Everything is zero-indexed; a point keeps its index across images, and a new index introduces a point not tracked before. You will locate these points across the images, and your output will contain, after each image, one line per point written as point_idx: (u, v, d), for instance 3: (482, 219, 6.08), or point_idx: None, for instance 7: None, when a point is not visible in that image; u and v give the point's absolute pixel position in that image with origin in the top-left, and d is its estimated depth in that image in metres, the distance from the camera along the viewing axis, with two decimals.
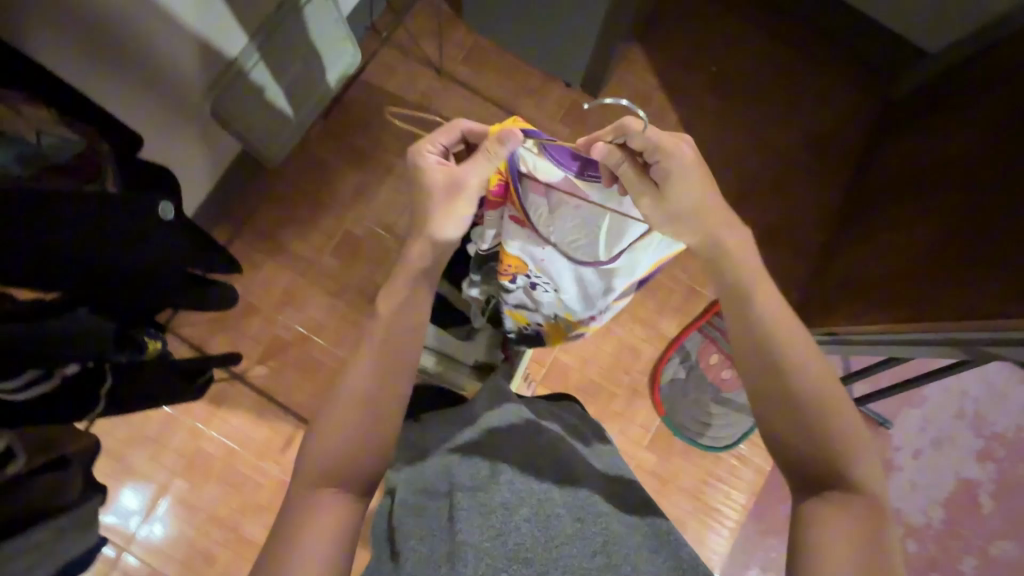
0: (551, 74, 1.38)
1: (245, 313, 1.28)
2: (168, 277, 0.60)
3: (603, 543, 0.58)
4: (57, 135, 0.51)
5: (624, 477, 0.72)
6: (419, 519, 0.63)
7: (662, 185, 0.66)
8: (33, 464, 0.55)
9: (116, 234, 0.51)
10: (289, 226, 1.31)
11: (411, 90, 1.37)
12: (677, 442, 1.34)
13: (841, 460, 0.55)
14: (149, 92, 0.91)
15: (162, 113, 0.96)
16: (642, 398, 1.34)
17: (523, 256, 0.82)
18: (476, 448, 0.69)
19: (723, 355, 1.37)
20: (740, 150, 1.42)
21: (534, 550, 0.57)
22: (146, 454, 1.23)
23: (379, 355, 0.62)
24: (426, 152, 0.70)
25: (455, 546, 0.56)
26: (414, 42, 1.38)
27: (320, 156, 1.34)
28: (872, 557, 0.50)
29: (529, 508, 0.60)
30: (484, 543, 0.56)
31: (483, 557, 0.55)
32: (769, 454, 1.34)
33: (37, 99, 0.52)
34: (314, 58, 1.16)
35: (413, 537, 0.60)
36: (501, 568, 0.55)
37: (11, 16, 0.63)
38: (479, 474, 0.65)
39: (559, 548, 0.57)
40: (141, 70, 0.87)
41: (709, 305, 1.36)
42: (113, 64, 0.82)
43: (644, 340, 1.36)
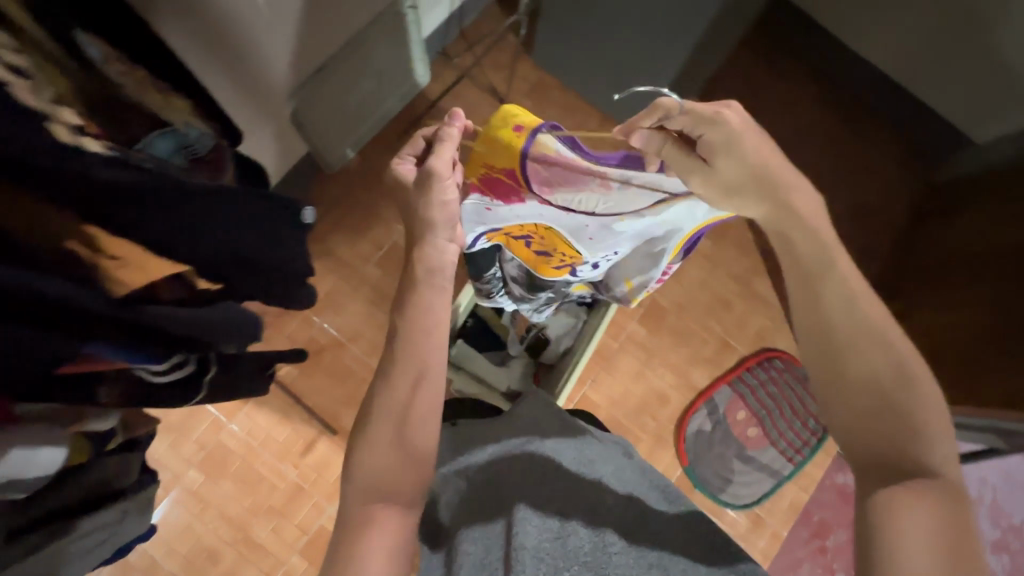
0: (610, 117, 1.42)
1: (284, 312, 1.28)
2: (292, 270, 0.59)
3: (655, 560, 0.61)
4: (197, 129, 0.54)
5: (675, 502, 0.73)
6: (477, 526, 0.67)
7: (711, 162, 0.57)
8: (108, 442, 0.56)
9: (257, 229, 0.50)
10: (338, 232, 1.33)
11: (472, 115, 1.40)
12: (695, 495, 1.33)
13: (911, 443, 0.52)
14: (238, 88, 0.94)
15: (244, 108, 0.99)
16: (665, 446, 1.34)
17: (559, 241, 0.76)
18: (523, 460, 0.74)
19: (749, 412, 1.37)
20: None
21: (590, 555, 0.60)
22: (167, 441, 1.22)
23: (430, 363, 0.66)
24: (399, 162, 0.70)
25: (513, 549, 0.60)
26: (481, 70, 1.42)
27: (377, 168, 1.37)
28: (958, 541, 0.45)
29: (581, 518, 0.64)
30: (543, 545, 0.60)
31: (543, 559, 0.59)
32: (785, 519, 1.32)
33: (172, 91, 0.55)
34: (387, 77, 1.19)
35: (473, 543, 0.64)
36: (561, 569, 0.58)
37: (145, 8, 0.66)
38: (530, 482, 0.70)
39: (612, 554, 0.60)
40: (238, 68, 0.91)
41: (740, 361, 1.37)
42: (215, 58, 0.86)
43: (672, 388, 1.35)
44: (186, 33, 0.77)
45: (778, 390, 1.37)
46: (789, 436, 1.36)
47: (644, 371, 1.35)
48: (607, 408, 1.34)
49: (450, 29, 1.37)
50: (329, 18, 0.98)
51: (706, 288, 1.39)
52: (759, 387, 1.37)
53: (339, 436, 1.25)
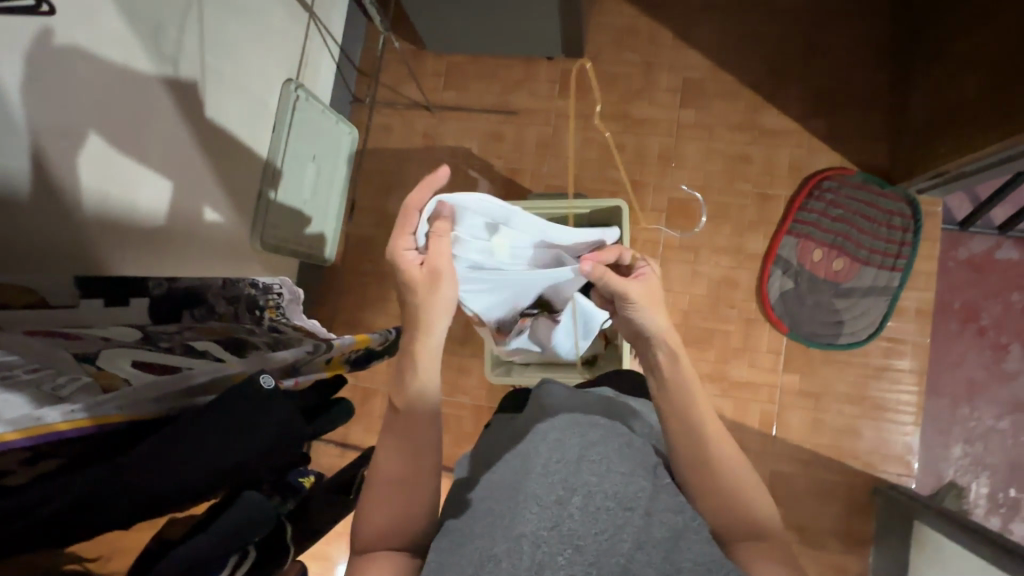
0: (530, 56, 1.37)
1: (364, 398, 1.36)
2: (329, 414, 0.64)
3: (609, 556, 0.43)
4: (221, 352, 0.62)
5: (693, 543, 0.45)
6: (487, 516, 0.47)
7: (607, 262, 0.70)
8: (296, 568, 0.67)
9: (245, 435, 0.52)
10: (367, 308, 1.38)
11: (414, 135, 1.42)
12: (814, 352, 1.26)
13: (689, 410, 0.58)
14: (197, 251, 0.97)
15: (209, 259, 1.01)
16: (760, 325, 1.27)
17: (105, 356, 0.51)
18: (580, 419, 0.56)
19: (825, 247, 1.25)
20: (752, 38, 1.33)
21: (585, 538, 0.44)
22: (342, 549, 1.32)
23: None
24: (404, 250, 0.64)
25: (511, 545, 0.43)
26: (395, 92, 1.42)
27: (361, 230, 1.41)
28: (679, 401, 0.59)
29: (584, 532, 0.44)
30: (545, 534, 0.44)
31: (538, 557, 0.43)
32: (919, 327, 1.25)
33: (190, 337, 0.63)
34: (298, 131, 1.18)
35: (476, 533, 0.46)
36: (555, 556, 0.43)
37: (100, 244, 0.76)
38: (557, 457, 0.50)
39: (574, 549, 0.43)
40: (187, 240, 0.94)
41: (789, 203, 1.27)
42: (164, 244, 0.89)
43: (736, 268, 1.28)
44: (136, 260, 0.83)
45: (845, 206, 1.24)
46: (882, 247, 1.23)
47: (700, 269, 1.29)
48: (687, 320, 1.28)
49: (346, 76, 1.39)
50: (236, 128, 1.02)
51: (714, 156, 1.31)
52: (822, 217, 1.25)
53: None
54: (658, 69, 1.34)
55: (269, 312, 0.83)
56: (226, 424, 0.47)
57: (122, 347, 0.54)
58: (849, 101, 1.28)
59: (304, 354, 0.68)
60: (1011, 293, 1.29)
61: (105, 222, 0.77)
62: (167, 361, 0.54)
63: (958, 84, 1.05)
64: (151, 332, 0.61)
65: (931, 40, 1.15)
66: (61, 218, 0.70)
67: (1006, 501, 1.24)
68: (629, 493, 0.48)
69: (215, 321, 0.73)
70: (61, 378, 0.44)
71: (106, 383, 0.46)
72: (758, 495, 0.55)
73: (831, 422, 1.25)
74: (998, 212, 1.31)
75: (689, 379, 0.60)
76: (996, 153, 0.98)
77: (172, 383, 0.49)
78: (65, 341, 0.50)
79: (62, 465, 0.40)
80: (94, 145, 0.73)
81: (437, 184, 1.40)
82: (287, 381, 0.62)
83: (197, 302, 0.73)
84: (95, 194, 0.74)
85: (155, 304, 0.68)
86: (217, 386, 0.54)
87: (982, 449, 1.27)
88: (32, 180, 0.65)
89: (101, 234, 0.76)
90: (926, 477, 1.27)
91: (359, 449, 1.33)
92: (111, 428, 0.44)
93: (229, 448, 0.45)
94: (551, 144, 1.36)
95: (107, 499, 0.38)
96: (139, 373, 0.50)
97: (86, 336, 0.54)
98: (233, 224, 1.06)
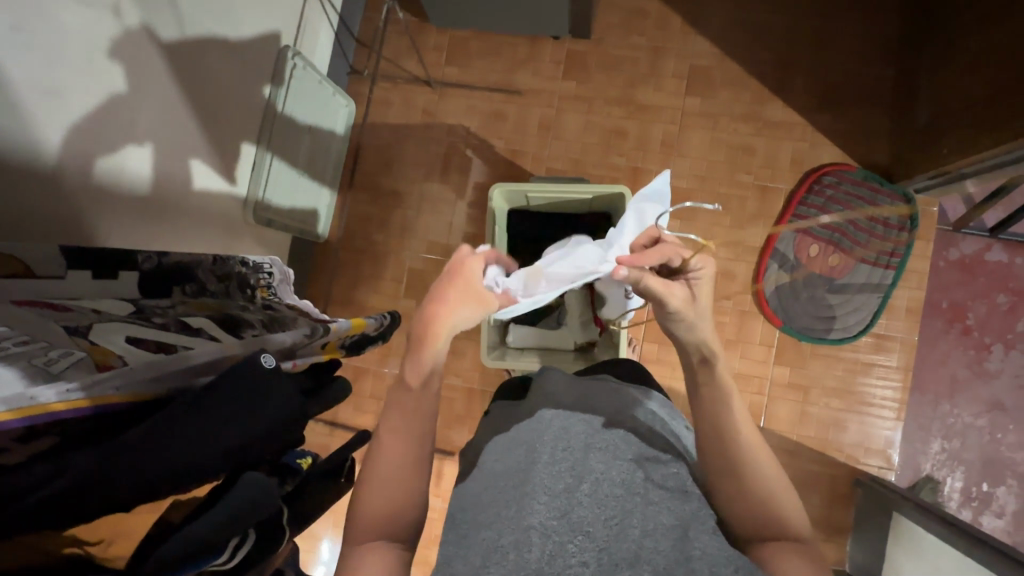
0: (536, 34, 1.34)
1: (355, 377, 1.34)
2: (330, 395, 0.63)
3: (617, 545, 0.43)
4: (218, 330, 0.60)
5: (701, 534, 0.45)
6: (496, 505, 0.47)
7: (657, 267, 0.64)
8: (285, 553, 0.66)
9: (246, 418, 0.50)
10: (361, 287, 1.36)
11: (413, 111, 1.38)
12: (806, 346, 1.27)
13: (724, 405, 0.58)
14: (188, 223, 0.94)
15: (202, 232, 0.97)
16: (754, 318, 1.28)
17: (98, 332, 0.50)
18: (587, 409, 0.55)
19: (822, 243, 1.26)
20: (762, 27, 1.31)
21: (596, 527, 0.44)
22: (329, 526, 1.31)
23: None
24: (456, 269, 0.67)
25: (521, 534, 0.43)
26: (395, 65, 1.38)
27: (356, 207, 1.38)
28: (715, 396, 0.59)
29: (593, 522, 0.44)
30: (554, 523, 0.44)
31: (548, 546, 0.42)
32: (908, 324, 1.27)
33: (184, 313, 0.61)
34: (294, 102, 1.14)
35: (484, 524, 0.46)
36: (565, 544, 0.42)
37: (90, 214, 0.73)
38: (566, 445, 0.50)
39: (583, 538, 0.43)
40: (178, 212, 0.91)
41: (789, 197, 1.27)
42: (155, 215, 0.86)
43: (733, 260, 1.28)
44: (126, 232, 0.80)
45: (844, 203, 1.24)
46: (877, 245, 1.24)
47: None
48: None
49: (344, 46, 1.34)
50: (231, 95, 0.98)
51: (717, 146, 1.30)
52: (821, 212, 1.25)
53: (457, 454, 1.28)
54: (665, 54, 1.32)
55: (260, 291, 0.80)
56: (226, 405, 0.45)
57: (114, 321, 0.53)
58: (854, 97, 1.27)
59: (302, 337, 0.66)
60: (998, 294, 1.31)
61: (93, 188, 0.73)
62: (162, 337, 0.53)
63: (964, 85, 1.05)
64: (144, 306, 0.59)
65: (940, 39, 1.15)
66: (49, 185, 0.67)
67: (978, 495, 1.28)
68: (636, 479, 0.47)
69: (208, 297, 0.71)
70: (54, 352, 0.44)
71: (99, 358, 0.46)
72: (787, 494, 0.55)
73: (817, 414, 1.27)
74: (991, 214, 1.33)
75: (719, 380, 0.60)
76: (998, 156, 0.99)
77: (167, 364, 0.48)
78: (55, 315, 0.49)
79: (57, 444, 0.39)
80: (85, 106, 0.69)
81: (435, 162, 1.37)
82: (286, 363, 0.61)
83: (188, 278, 0.71)
84: (85, 161, 0.71)
85: (147, 278, 0.65)
86: (214, 367, 0.52)
87: (960, 444, 1.30)
88: (19, 142, 0.62)
89: (90, 201, 0.73)
90: (905, 470, 1.30)
91: (349, 429, 1.32)
92: (109, 409, 0.43)
93: (234, 427, 0.45)
94: (554, 126, 1.34)
95: (106, 481, 0.37)
96: (133, 352, 0.49)
97: (77, 308, 0.52)
98: (226, 195, 1.03)
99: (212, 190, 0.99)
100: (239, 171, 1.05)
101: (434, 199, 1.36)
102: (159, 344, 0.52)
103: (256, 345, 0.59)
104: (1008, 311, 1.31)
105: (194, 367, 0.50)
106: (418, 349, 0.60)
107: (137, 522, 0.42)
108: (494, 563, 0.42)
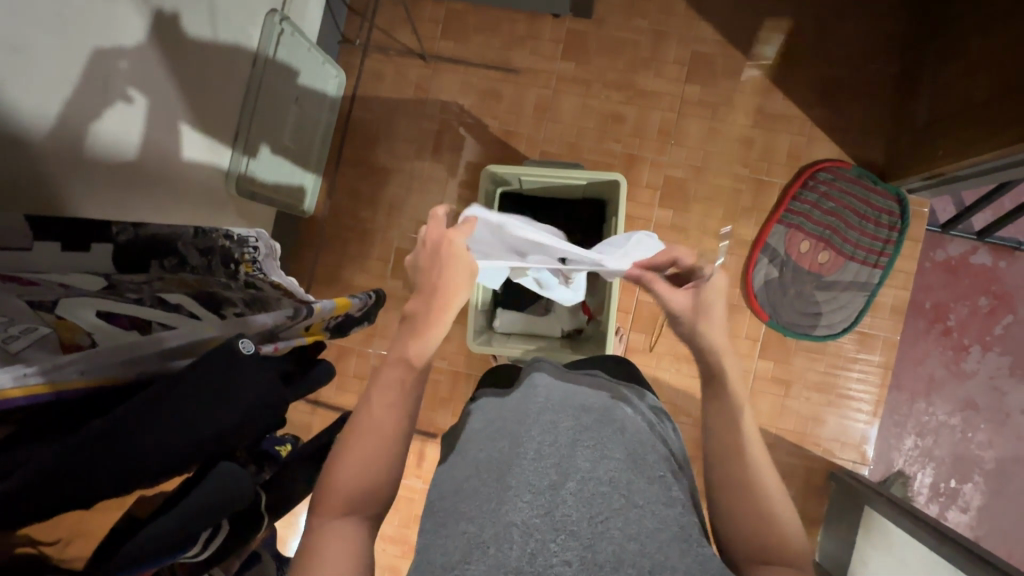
0: (536, 11, 1.29)
1: (338, 357, 1.32)
2: (308, 381, 0.61)
3: (601, 545, 0.42)
4: (197, 308, 0.57)
5: (685, 539, 0.45)
6: (477, 498, 0.46)
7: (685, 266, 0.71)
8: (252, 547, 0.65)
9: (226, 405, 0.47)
10: (347, 265, 1.33)
11: (406, 85, 1.33)
12: (790, 341, 1.28)
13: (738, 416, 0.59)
14: (167, 194, 0.90)
15: (181, 204, 0.93)
16: (741, 311, 1.28)
17: (69, 304, 0.48)
18: (574, 403, 0.55)
19: (813, 239, 1.26)
20: (767, 15, 1.28)
21: (580, 524, 0.43)
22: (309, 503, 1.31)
23: None
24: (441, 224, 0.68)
25: (502, 529, 0.42)
26: (388, 35, 1.33)
27: (344, 182, 1.34)
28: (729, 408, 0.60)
29: (577, 519, 0.43)
30: (537, 520, 0.43)
31: (531, 543, 0.41)
32: (892, 324, 1.29)
33: (160, 288, 0.59)
34: (282, 70, 1.09)
35: (463, 516, 0.45)
36: (548, 542, 0.42)
37: (62, 181, 0.70)
38: (551, 441, 0.49)
39: (566, 536, 0.42)
40: (156, 182, 0.87)
41: (783, 192, 1.27)
42: (132, 186, 0.82)
43: (724, 253, 1.28)
44: (101, 201, 0.77)
45: (838, 199, 1.24)
46: (867, 244, 1.24)
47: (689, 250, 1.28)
48: None
49: (336, 13, 1.29)
50: (213, 60, 0.93)
51: (715, 136, 1.28)
52: (814, 208, 1.25)
53: (440, 436, 1.28)
54: (668, 38, 1.28)
55: (244, 266, 0.77)
56: (199, 396, 0.43)
57: (86, 295, 0.50)
58: (854, 92, 1.26)
59: (284, 319, 0.63)
60: (981, 296, 1.33)
61: (64, 154, 0.69)
62: (137, 313, 0.51)
63: (965, 87, 1.04)
64: (117, 281, 0.57)
65: (944, 37, 1.13)
66: (15, 149, 0.63)
67: (946, 491, 1.32)
68: (623, 480, 0.47)
69: (187, 271, 0.68)
70: (16, 329, 0.42)
71: (66, 336, 0.44)
72: (783, 501, 0.55)
73: (797, 408, 1.29)
74: (980, 217, 1.34)
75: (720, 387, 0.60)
76: (994, 161, 0.98)
77: (140, 345, 0.46)
78: (22, 286, 0.47)
79: (17, 431, 0.38)
80: (54, 66, 0.65)
81: (427, 140, 1.33)
82: (266, 348, 0.57)
83: (167, 251, 0.68)
84: (58, 127, 0.67)
85: (123, 251, 0.63)
86: (190, 349, 0.50)
87: (932, 442, 1.33)
88: None
89: (62, 167, 0.70)
90: (878, 464, 1.33)
91: (331, 408, 1.30)
92: (75, 395, 0.41)
93: (209, 418, 0.43)
94: (550, 107, 1.30)
95: (68, 474, 0.35)
96: (104, 330, 0.47)
97: (43, 281, 0.50)
98: (208, 166, 0.99)
99: (192, 160, 0.94)
100: (221, 140, 1.01)
101: (425, 177, 1.33)
102: (132, 321, 0.49)
103: (236, 326, 0.57)
104: (989, 314, 1.33)
105: (169, 349, 0.48)
106: (434, 312, 0.62)
107: (102, 522, 0.41)
108: (475, 558, 0.41)
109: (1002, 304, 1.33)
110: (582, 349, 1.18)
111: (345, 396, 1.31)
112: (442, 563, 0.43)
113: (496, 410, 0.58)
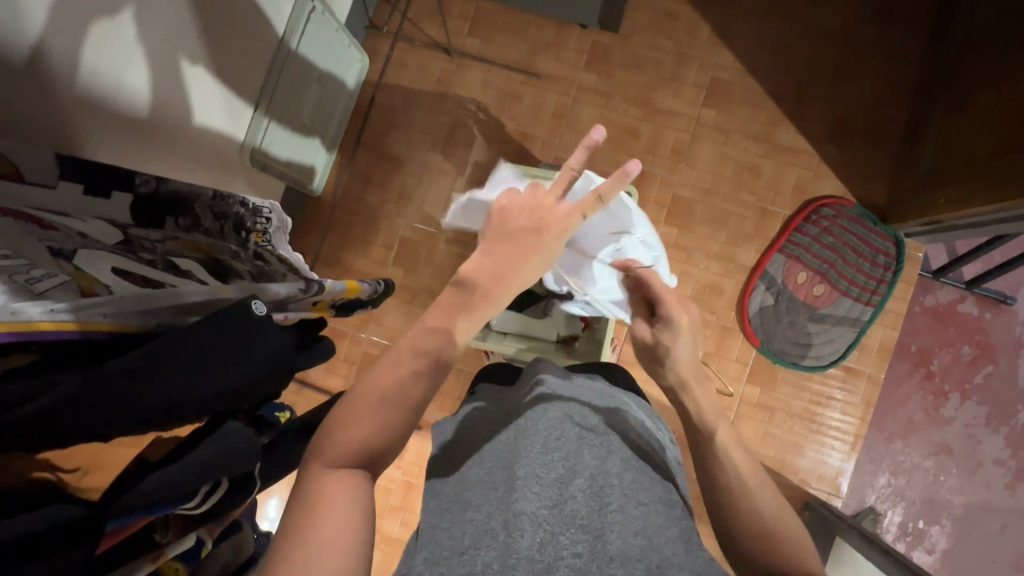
0: (564, 20, 1.31)
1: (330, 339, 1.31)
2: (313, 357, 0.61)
3: (608, 538, 0.43)
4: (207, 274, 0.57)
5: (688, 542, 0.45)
6: (485, 490, 0.47)
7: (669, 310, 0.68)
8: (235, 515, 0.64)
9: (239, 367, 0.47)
10: (349, 248, 1.33)
11: (428, 77, 1.34)
12: (778, 369, 1.30)
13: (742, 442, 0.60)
14: (182, 155, 0.89)
15: (194, 167, 0.93)
16: (733, 334, 1.30)
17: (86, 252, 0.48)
18: (580, 403, 0.55)
19: (810, 271, 1.28)
20: (786, 50, 1.31)
21: (588, 518, 0.43)
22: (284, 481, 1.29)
23: None
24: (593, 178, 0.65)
25: (511, 517, 0.43)
26: (415, 26, 1.34)
27: (356, 166, 1.34)
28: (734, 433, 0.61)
29: (584, 513, 0.44)
30: (544, 511, 0.43)
31: (540, 533, 0.42)
32: (878, 362, 1.31)
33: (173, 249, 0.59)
34: (308, 47, 1.09)
35: (470, 506, 0.46)
36: (557, 534, 0.42)
37: (82, 129, 0.69)
38: (559, 436, 0.49)
39: (574, 530, 0.43)
40: (173, 142, 0.87)
41: (786, 223, 1.29)
42: (147, 144, 0.82)
43: (724, 276, 1.30)
44: (116, 153, 0.76)
45: (838, 236, 1.27)
46: (862, 281, 1.27)
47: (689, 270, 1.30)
48: None
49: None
50: (242, 29, 0.93)
51: (725, 161, 1.31)
52: (814, 242, 1.27)
53: (424, 428, 1.28)
54: (689, 61, 1.31)
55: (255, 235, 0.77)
56: (212, 356, 0.44)
57: (103, 246, 0.50)
58: (863, 134, 1.29)
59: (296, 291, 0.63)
60: (965, 345, 1.37)
61: (89, 103, 0.70)
62: (151, 273, 0.51)
63: (970, 141, 1.08)
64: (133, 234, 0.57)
65: (954, 90, 1.17)
66: (39, 91, 0.63)
67: (914, 531, 1.35)
68: (627, 479, 0.48)
69: (201, 234, 0.68)
70: (37, 271, 0.42)
71: (84, 285, 0.44)
72: (768, 497, 0.57)
73: (778, 435, 1.31)
74: (971, 269, 1.38)
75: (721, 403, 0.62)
76: (993, 213, 1.01)
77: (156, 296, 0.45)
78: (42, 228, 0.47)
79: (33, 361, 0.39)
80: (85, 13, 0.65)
81: (442, 133, 1.34)
82: (276, 315, 0.59)
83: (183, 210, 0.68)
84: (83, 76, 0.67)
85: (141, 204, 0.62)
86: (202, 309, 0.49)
87: (905, 482, 1.36)
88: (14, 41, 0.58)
89: (83, 115, 0.69)
90: (851, 499, 1.35)
91: (318, 389, 1.29)
92: (94, 336, 0.41)
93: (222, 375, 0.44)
94: (568, 116, 1.32)
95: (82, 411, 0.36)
96: (119, 283, 0.47)
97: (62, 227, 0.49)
98: (225, 134, 0.99)
99: (210, 126, 0.94)
100: (241, 110, 1.01)
101: (436, 170, 1.33)
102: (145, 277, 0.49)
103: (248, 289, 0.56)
104: (970, 363, 1.36)
105: (183, 304, 0.48)
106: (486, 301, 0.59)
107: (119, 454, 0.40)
108: (483, 546, 0.42)
109: (984, 354, 1.36)
110: (576, 355, 1.18)
111: (332, 379, 1.30)
112: (448, 548, 0.43)
113: (501, 407, 0.59)
